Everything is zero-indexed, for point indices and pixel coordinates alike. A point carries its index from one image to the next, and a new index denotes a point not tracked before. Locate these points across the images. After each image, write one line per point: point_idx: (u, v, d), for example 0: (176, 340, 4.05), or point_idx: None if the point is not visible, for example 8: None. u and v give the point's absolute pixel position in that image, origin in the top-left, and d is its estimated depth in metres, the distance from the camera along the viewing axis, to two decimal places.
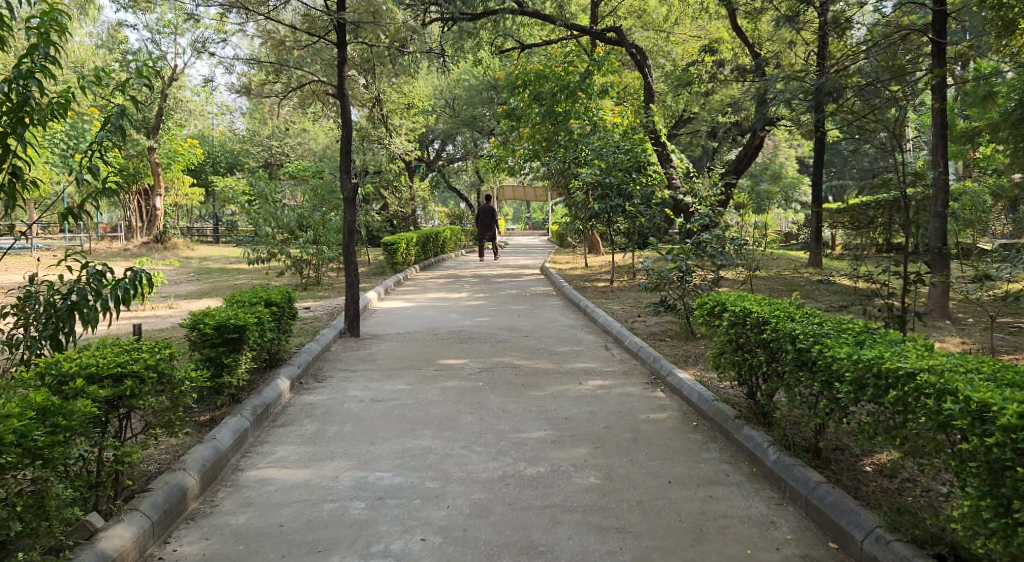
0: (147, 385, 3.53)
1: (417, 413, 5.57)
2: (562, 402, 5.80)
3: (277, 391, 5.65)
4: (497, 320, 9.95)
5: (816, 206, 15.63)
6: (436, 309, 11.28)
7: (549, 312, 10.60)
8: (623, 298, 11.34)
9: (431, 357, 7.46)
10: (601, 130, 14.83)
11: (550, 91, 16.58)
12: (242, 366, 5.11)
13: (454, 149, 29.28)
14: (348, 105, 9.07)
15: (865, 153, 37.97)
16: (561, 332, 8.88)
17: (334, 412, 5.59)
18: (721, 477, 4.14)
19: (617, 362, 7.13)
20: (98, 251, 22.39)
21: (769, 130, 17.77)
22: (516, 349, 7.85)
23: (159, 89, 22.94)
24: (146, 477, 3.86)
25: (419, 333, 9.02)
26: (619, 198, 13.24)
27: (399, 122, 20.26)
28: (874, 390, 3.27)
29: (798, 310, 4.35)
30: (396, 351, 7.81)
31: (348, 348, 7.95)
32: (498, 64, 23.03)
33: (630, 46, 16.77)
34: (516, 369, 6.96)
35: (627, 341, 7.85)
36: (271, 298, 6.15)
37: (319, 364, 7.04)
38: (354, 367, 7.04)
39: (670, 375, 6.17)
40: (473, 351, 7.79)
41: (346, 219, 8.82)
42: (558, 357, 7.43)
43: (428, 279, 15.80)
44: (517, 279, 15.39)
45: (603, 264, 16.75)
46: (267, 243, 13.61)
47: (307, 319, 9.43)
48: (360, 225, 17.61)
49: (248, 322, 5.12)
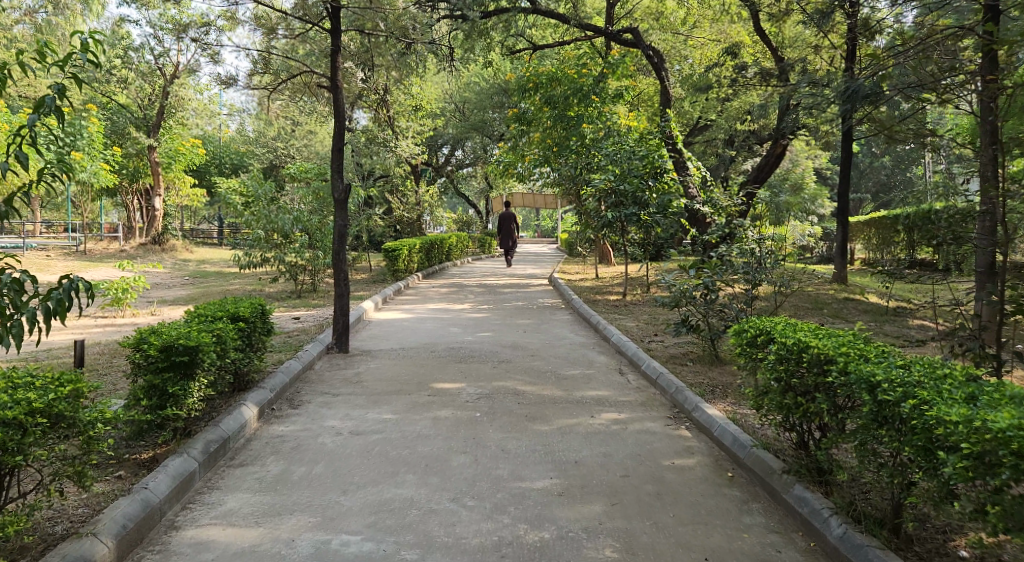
0: (31, 436, 2.94)
1: (402, 451, 4.77)
2: (571, 441, 4.98)
3: (239, 421, 4.86)
4: (501, 336, 9.12)
5: (841, 218, 14.76)
6: (436, 321, 10.46)
7: (557, 328, 9.76)
8: (637, 314, 10.53)
9: (424, 380, 6.64)
10: (615, 134, 13.99)
11: (563, 95, 15.87)
12: (193, 394, 4.31)
13: (464, 154, 28.49)
14: (341, 100, 8.27)
15: (882, 165, 37.15)
16: (570, 352, 8.04)
17: (305, 447, 4.79)
18: (772, 555, 3.39)
19: (633, 391, 6.30)
20: (93, 252, 21.72)
21: (792, 138, 16.93)
22: (521, 372, 7.02)
23: (161, 87, 22.26)
24: (47, 542, 3.17)
25: (414, 349, 8.20)
26: (634, 206, 12.42)
27: (406, 124, 19.48)
28: (1012, 473, 2.49)
29: (871, 348, 3.53)
30: (386, 372, 6.98)
31: (333, 367, 7.14)
32: (508, 66, 22.31)
33: (646, 48, 15.96)
34: (519, 396, 6.14)
35: (642, 365, 7.02)
36: (239, 313, 5.35)
37: (297, 386, 6.25)
38: (335, 390, 6.23)
39: (696, 410, 5.34)
40: (472, 373, 6.97)
41: (336, 225, 8.03)
42: (565, 383, 6.60)
43: (430, 288, 15.03)
44: (525, 290, 14.56)
45: (615, 276, 15.92)
46: (259, 246, 12.83)
47: (294, 332, 8.62)
48: (362, 229, 16.83)
49: (203, 344, 4.33)
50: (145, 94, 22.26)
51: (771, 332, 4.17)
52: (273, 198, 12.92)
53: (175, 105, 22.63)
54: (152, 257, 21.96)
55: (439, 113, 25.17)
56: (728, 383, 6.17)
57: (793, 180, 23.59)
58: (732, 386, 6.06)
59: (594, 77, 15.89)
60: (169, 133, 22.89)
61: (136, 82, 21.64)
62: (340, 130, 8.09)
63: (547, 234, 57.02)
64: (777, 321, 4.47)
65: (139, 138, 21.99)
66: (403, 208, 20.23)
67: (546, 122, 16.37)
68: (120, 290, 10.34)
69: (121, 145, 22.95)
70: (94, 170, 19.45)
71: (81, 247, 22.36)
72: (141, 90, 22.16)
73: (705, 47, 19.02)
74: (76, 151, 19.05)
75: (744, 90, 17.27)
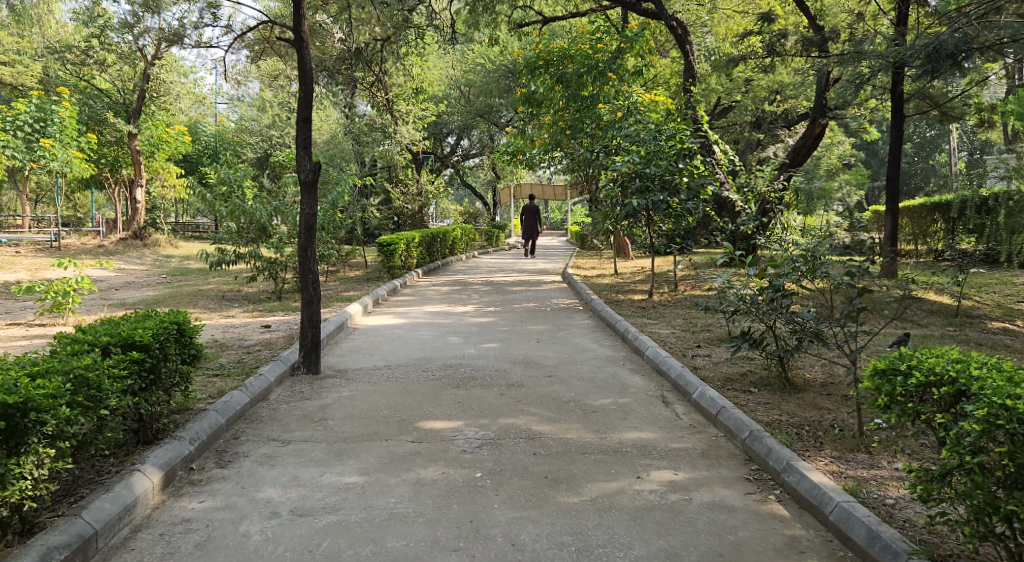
0: None
1: (363, 549, 3.21)
2: (613, 527, 3.41)
3: (122, 504, 3.34)
4: (511, 348, 7.51)
5: (893, 204, 13.01)
6: (433, 329, 8.84)
7: (577, 338, 8.11)
8: (670, 319, 8.92)
9: (407, 416, 5.02)
10: (636, 113, 12.29)
11: (575, 72, 14.16)
12: (26, 476, 2.85)
13: (470, 142, 26.70)
14: (306, 61, 6.53)
15: (908, 152, 35.14)
16: (596, 371, 6.42)
17: (216, 545, 3.21)
18: None
19: (686, 434, 4.68)
20: (70, 248, 20.10)
21: (832, 116, 14.85)
22: (535, 403, 5.40)
23: (142, 70, 20.47)
24: None
25: (402, 368, 6.58)
26: (662, 192, 10.69)
27: (406, 108, 17.77)
28: None
29: None
30: (360, 404, 5.36)
31: (293, 397, 5.52)
32: (516, 44, 20.63)
33: (669, 18, 14.26)
34: (534, 443, 4.55)
35: (693, 394, 5.39)
36: (133, 337, 3.78)
37: (235, 430, 4.65)
38: (287, 434, 4.63)
39: (790, 472, 3.73)
40: (472, 404, 5.35)
41: (303, 214, 6.44)
42: (596, 421, 4.99)
43: (431, 286, 13.42)
44: (536, 288, 12.92)
45: (636, 271, 14.30)
46: (231, 241, 11.13)
47: (253, 347, 6.99)
48: (356, 223, 15.19)
49: (33, 399, 2.86)
50: (126, 77, 20.65)
51: (964, 384, 2.90)
52: (248, 186, 11.18)
53: (155, 88, 20.93)
54: (133, 253, 20.35)
55: (442, 99, 23.56)
56: (819, 423, 4.56)
57: (825, 166, 21.72)
58: (825, 427, 4.44)
59: (611, 52, 14.20)
60: (151, 119, 21.13)
61: (115, 66, 20.03)
62: (306, 98, 6.48)
63: (556, 226, 55.15)
64: (951, 356, 3.16)
65: (119, 125, 20.50)
66: (404, 199, 18.58)
67: (558, 103, 14.64)
68: (61, 293, 8.78)
69: (100, 132, 21.33)
70: (66, 160, 17.81)
71: (56, 242, 20.79)
72: (122, 73, 20.54)
73: (730, 21, 17.17)
74: (47, 138, 17.37)
75: (782, 62, 15.40)
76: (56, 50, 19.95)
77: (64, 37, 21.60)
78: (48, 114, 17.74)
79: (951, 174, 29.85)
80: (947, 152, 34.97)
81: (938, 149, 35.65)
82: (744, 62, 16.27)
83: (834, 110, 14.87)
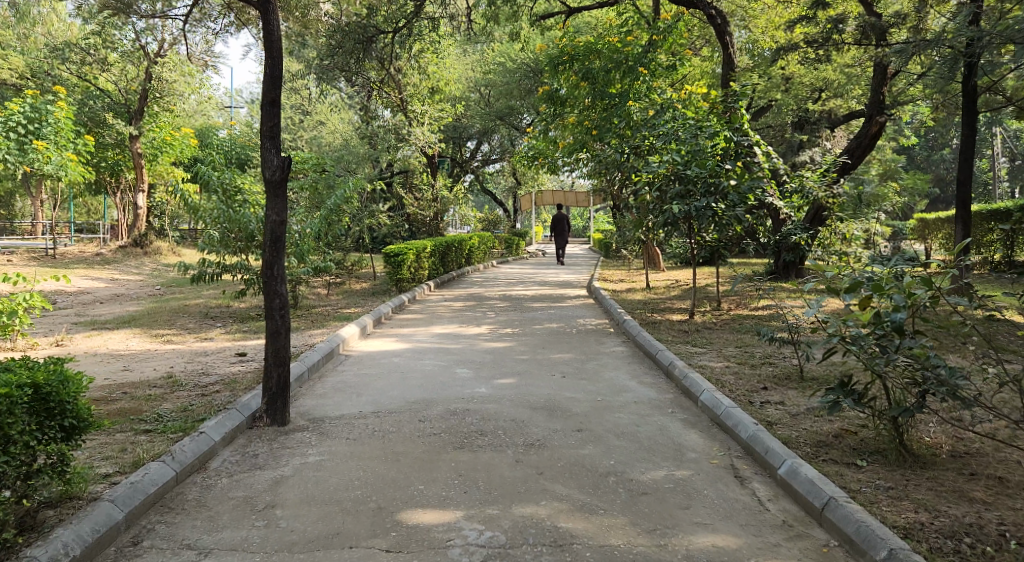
0: None
1: None
2: None
3: None
4: (532, 386, 6.06)
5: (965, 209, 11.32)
6: (438, 357, 7.41)
7: (611, 373, 6.63)
8: (721, 347, 7.42)
9: (386, 502, 3.63)
10: (672, 108, 10.71)
11: (602, 68, 12.68)
12: None
13: (489, 147, 25.29)
14: (270, 28, 5.13)
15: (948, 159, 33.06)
16: (640, 425, 4.96)
17: None
18: None
19: (782, 542, 3.31)
20: (65, 256, 18.90)
21: (890, 113, 13.15)
22: (564, 478, 3.97)
23: (144, 70, 19.22)
24: None
25: (393, 417, 5.15)
26: (706, 197, 9.06)
27: (420, 108, 16.43)
28: None
29: None
30: (327, 477, 3.96)
31: (238, 465, 4.12)
32: (540, 38, 19.12)
33: (707, 6, 12.71)
34: (562, 554, 3.18)
35: (779, 468, 3.95)
36: None
37: (140, 528, 3.31)
38: (209, 536, 3.26)
39: None
40: (479, 478, 3.95)
41: (268, 221, 5.10)
42: (648, 512, 3.58)
43: (443, 301, 12.03)
44: (559, 305, 11.48)
45: (670, 285, 12.77)
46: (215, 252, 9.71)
47: (210, 387, 5.59)
48: (363, 230, 13.79)
49: None
50: (130, 76, 19.52)
51: None
52: (237, 191, 9.80)
53: (160, 88, 19.68)
54: (131, 261, 19.17)
55: (459, 102, 22.22)
56: (980, 535, 3.20)
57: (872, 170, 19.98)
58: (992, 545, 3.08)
59: (642, 45, 12.70)
60: (155, 120, 19.79)
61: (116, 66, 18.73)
62: (273, 76, 5.10)
63: (578, 232, 53.53)
64: None
65: (118, 126, 19.30)
66: (417, 205, 17.11)
67: (583, 102, 13.13)
68: (6, 313, 7.18)
69: (98, 134, 20.14)
70: (60, 163, 16.59)
71: (52, 249, 19.65)
72: (127, 73, 19.36)
73: (771, 11, 15.68)
74: (39, 140, 16.11)
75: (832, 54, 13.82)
76: (57, 50, 18.77)
77: (69, 34, 20.44)
78: (42, 114, 16.51)
79: (995, 182, 28.00)
80: (988, 159, 33.10)
81: (980, 156, 33.54)
82: (790, 58, 14.76)
83: (892, 107, 13.18)
